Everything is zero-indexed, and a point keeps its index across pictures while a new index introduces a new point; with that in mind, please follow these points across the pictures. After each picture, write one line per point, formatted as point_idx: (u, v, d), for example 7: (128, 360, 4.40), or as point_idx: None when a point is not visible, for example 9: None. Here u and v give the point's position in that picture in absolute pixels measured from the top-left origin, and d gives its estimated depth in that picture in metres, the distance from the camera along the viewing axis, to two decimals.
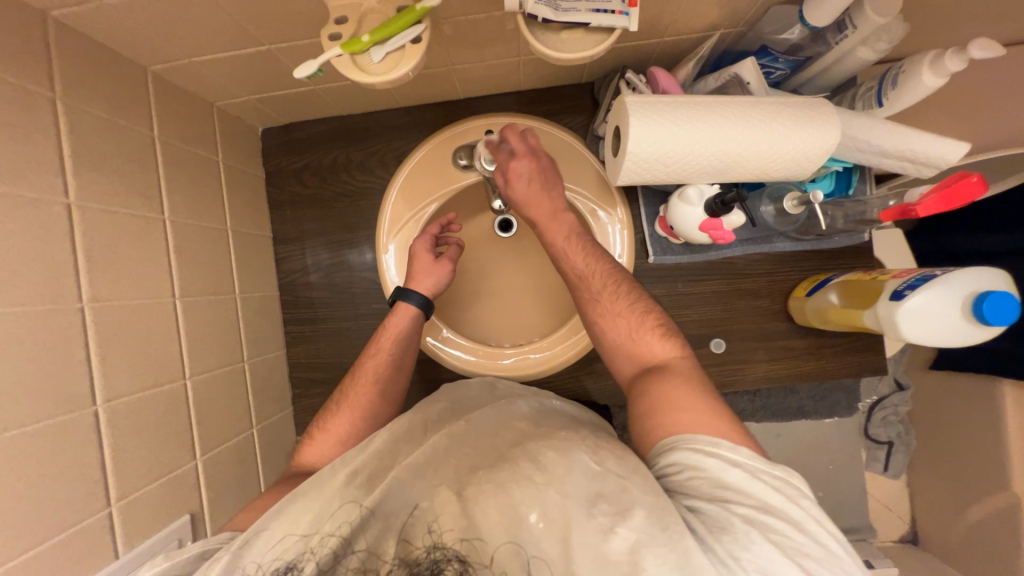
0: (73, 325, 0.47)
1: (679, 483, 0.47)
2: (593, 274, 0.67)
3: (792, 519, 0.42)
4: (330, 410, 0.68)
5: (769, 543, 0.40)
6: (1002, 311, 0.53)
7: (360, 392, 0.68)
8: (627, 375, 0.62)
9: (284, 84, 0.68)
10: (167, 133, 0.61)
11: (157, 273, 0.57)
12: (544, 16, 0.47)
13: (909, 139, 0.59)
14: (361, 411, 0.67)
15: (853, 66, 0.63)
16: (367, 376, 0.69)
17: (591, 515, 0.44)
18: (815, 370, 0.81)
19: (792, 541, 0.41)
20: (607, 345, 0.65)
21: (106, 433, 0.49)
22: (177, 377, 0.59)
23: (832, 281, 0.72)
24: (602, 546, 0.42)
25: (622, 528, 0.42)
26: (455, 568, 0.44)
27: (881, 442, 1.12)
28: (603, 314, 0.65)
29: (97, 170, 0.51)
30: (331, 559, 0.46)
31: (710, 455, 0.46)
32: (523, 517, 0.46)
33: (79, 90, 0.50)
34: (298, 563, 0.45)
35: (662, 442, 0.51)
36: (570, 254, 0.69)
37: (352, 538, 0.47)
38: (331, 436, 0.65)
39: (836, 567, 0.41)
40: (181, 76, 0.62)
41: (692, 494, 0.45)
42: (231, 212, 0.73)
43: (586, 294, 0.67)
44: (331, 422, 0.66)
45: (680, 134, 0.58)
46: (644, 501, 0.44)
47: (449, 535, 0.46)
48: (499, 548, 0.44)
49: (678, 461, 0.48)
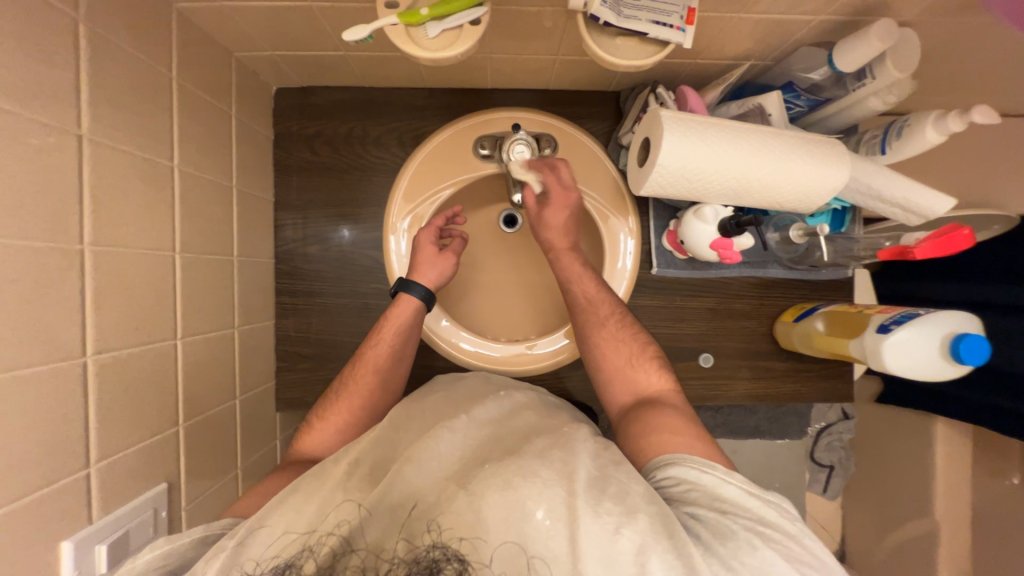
0: (71, 268, 0.43)
1: (679, 494, 0.49)
2: (600, 301, 0.71)
3: (788, 532, 0.45)
4: (328, 400, 0.67)
5: (769, 548, 0.43)
6: (975, 352, 0.59)
7: (358, 384, 0.67)
8: (624, 403, 0.66)
9: (315, 44, 0.65)
10: (184, 75, 0.57)
11: (162, 225, 0.54)
12: (606, 20, 0.48)
13: (906, 187, 0.64)
14: (361, 403, 0.66)
15: (862, 114, 0.67)
16: (367, 368, 0.68)
17: (596, 513, 0.44)
18: (789, 392, 0.86)
19: (790, 550, 0.44)
20: (605, 372, 0.68)
21: (93, 387, 0.45)
22: (169, 336, 0.55)
23: (819, 310, 0.77)
24: (610, 547, 0.43)
25: (627, 530, 0.43)
26: (455, 568, 0.43)
27: (822, 465, 1.19)
28: (606, 340, 0.69)
29: (116, 107, 0.47)
30: (330, 559, 0.45)
31: (704, 473, 0.49)
32: (530, 512, 0.45)
33: (103, 16, 0.46)
34: (298, 561, 0.44)
35: (658, 459, 0.53)
36: (581, 280, 0.72)
37: (352, 538, 0.46)
38: (331, 424, 0.65)
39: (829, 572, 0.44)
40: (206, 18, 0.58)
41: (692, 503, 0.48)
42: (237, 170, 0.69)
43: (591, 318, 0.70)
44: (331, 411, 0.65)
45: (708, 156, 0.60)
46: (650, 509, 0.45)
47: (449, 534, 0.45)
48: (498, 547, 0.44)
49: (677, 475, 0.50)
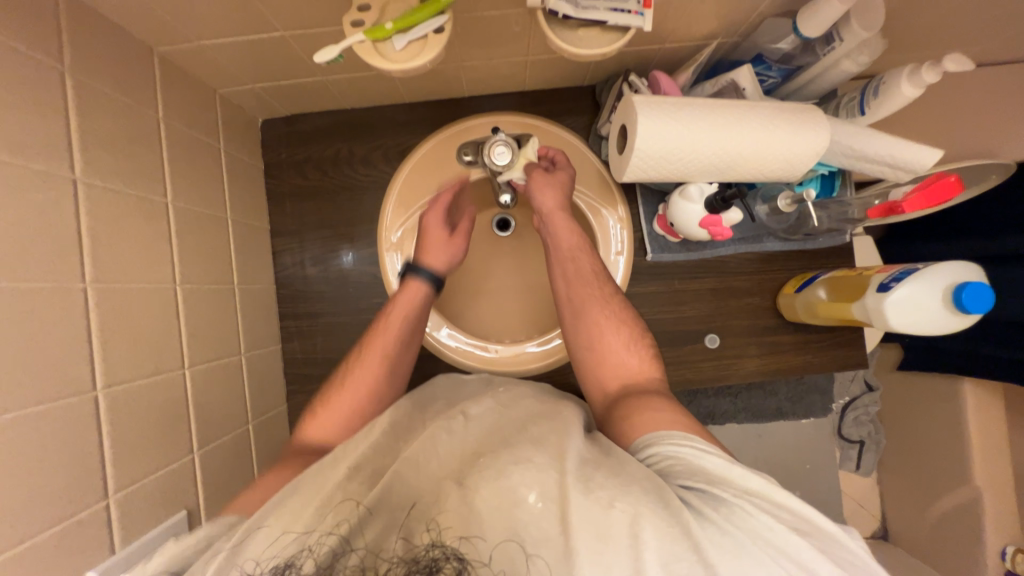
0: (76, 305, 0.45)
1: (667, 469, 0.49)
2: (587, 285, 0.69)
3: (774, 500, 0.44)
4: (333, 389, 0.66)
5: (765, 513, 0.42)
6: (979, 300, 0.57)
7: (369, 368, 0.67)
8: (611, 388, 0.64)
9: (294, 72, 0.67)
10: (170, 115, 0.60)
11: (160, 258, 0.55)
12: (565, 13, 0.50)
13: (889, 144, 0.64)
14: (370, 389, 0.66)
15: (837, 78, 0.68)
16: (377, 353, 0.68)
17: (588, 491, 0.44)
18: (802, 363, 0.84)
19: (778, 514, 0.43)
20: (590, 359, 0.67)
21: (106, 419, 0.47)
22: (177, 366, 0.56)
23: (820, 278, 0.76)
24: (603, 520, 0.42)
25: (620, 503, 0.43)
26: (453, 567, 0.41)
27: (853, 441, 1.17)
28: (604, 321, 0.67)
29: (106, 150, 0.49)
30: (329, 557, 0.42)
31: (686, 444, 0.49)
32: (522, 497, 0.45)
33: (88, 64, 0.48)
34: (296, 561, 0.42)
35: (642, 439, 0.53)
36: (566, 261, 0.71)
37: (351, 538, 0.44)
38: (336, 414, 0.64)
39: (817, 530, 0.43)
40: (188, 59, 0.61)
41: (682, 475, 0.47)
42: (230, 200, 0.71)
43: (588, 295, 0.69)
44: (337, 400, 0.65)
45: (685, 133, 0.61)
46: (644, 482, 0.45)
47: (449, 533, 0.44)
48: (498, 545, 0.42)
49: (660, 453, 0.50)
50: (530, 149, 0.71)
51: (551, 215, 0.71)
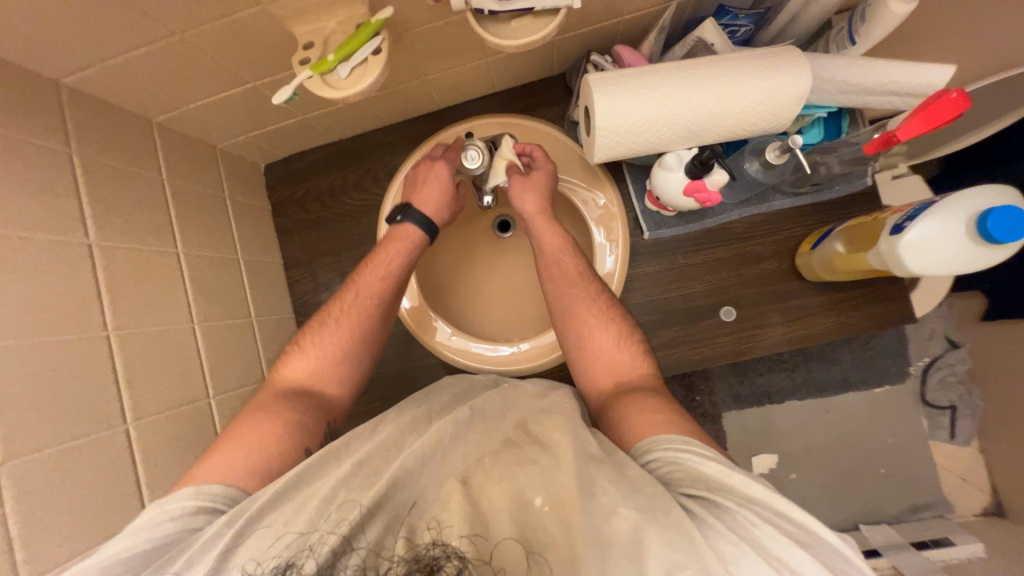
0: (100, 351, 0.51)
1: (667, 477, 0.46)
2: (577, 286, 0.67)
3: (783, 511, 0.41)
4: (315, 326, 0.66)
5: (769, 525, 0.39)
6: (1009, 227, 0.50)
7: (354, 308, 0.66)
8: (603, 387, 0.62)
9: (277, 115, 0.73)
10: (174, 174, 0.67)
11: (175, 301, 0.62)
12: (490, 8, 0.50)
13: (888, 71, 0.59)
14: (354, 334, 0.66)
15: (820, 11, 0.61)
16: (363, 297, 0.67)
17: (592, 497, 0.43)
18: (836, 325, 0.77)
19: (787, 527, 0.40)
20: (581, 360, 0.65)
21: (138, 447, 0.53)
22: (200, 396, 0.63)
23: (833, 231, 0.70)
24: (605, 528, 0.41)
25: (624, 509, 0.41)
26: (455, 565, 0.39)
27: (942, 407, 1.04)
28: (593, 320, 0.65)
29: (115, 213, 0.56)
30: (330, 557, 0.41)
31: (688, 450, 0.47)
32: (529, 501, 0.46)
33: (91, 142, 0.56)
34: (297, 561, 0.41)
35: (641, 444, 0.50)
36: (552, 263, 0.69)
37: (352, 536, 0.43)
38: (315, 354, 0.64)
39: (831, 545, 0.39)
40: (182, 123, 0.68)
41: (684, 484, 0.44)
42: (240, 241, 0.78)
43: (575, 296, 0.67)
44: (317, 340, 0.65)
45: (646, 100, 0.59)
46: (648, 488, 0.43)
47: (450, 532, 0.43)
48: (499, 543, 0.43)
49: (661, 458, 0.47)
50: (508, 148, 0.73)
51: (534, 219, 0.71)
